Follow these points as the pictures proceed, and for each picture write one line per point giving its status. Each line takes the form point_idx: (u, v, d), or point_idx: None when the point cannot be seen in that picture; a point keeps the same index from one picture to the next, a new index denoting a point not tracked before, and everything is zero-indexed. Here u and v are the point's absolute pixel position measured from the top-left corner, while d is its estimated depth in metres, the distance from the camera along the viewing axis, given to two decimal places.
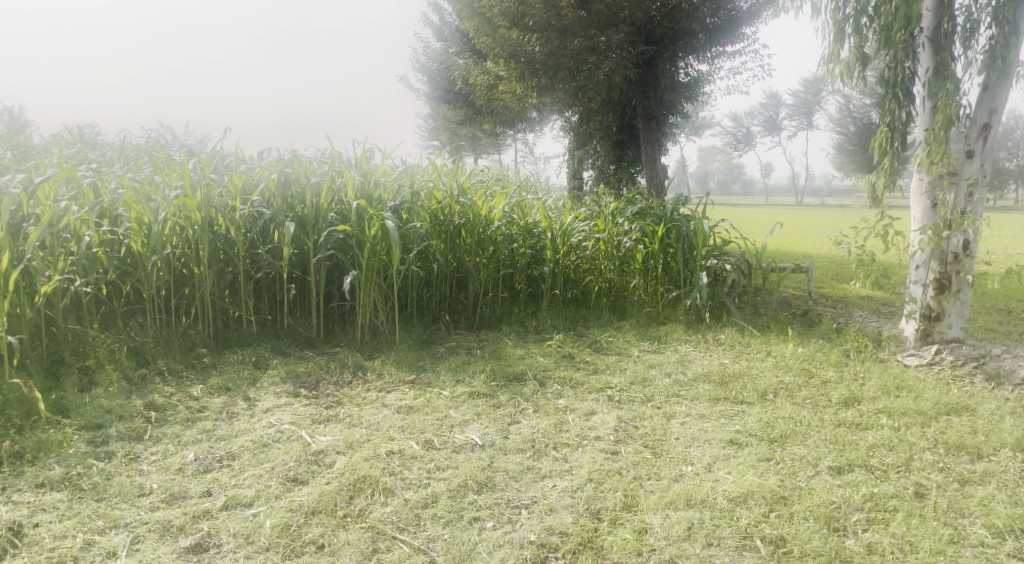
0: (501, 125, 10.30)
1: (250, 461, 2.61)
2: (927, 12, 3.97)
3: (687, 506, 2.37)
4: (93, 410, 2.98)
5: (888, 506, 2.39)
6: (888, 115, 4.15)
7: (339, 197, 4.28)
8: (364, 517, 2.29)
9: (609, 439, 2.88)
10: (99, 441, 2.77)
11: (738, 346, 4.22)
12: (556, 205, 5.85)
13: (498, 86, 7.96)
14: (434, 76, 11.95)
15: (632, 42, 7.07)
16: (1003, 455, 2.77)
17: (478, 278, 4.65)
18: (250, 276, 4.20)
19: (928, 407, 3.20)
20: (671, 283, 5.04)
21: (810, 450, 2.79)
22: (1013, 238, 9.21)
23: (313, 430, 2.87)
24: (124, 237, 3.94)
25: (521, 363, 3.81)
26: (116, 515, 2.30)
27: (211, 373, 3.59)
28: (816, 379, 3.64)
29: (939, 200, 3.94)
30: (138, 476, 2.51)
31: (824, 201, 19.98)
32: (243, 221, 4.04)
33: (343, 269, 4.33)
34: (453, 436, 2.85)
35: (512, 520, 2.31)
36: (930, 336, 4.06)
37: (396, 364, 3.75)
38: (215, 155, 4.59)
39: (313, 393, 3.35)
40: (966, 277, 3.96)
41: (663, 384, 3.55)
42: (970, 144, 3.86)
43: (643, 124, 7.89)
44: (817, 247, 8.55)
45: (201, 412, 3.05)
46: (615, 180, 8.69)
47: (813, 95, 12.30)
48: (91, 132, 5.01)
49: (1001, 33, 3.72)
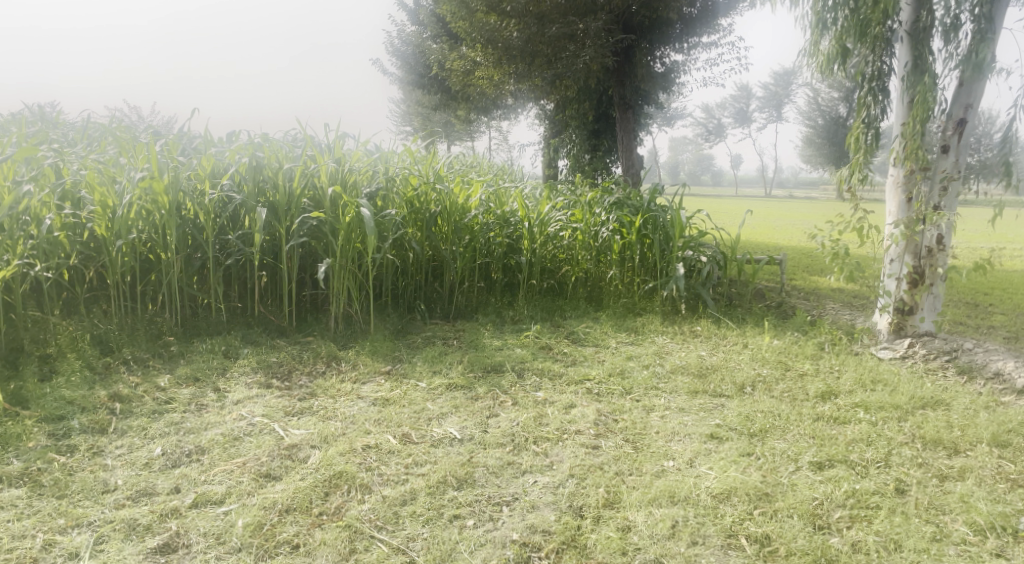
0: (476, 111, 10.19)
1: (221, 455, 2.52)
2: (907, 6, 3.93)
3: (671, 503, 2.34)
4: (54, 401, 2.86)
5: (870, 503, 2.38)
6: (864, 110, 4.14)
7: (312, 182, 4.17)
8: (341, 515, 2.22)
9: (590, 433, 2.83)
10: (60, 434, 2.65)
11: (715, 338, 4.21)
12: (532, 195, 5.76)
13: (475, 72, 7.84)
14: (408, 60, 11.74)
15: (610, 29, 7.01)
16: (980, 450, 2.78)
17: (455, 266, 4.57)
18: (219, 263, 4.08)
19: (904, 401, 3.21)
20: (647, 273, 4.98)
21: (791, 445, 2.78)
22: (976, 233, 9.45)
23: (286, 423, 2.79)
24: (87, 220, 3.79)
25: (499, 354, 3.74)
26: (79, 514, 2.19)
27: (179, 362, 3.47)
28: (793, 372, 3.63)
29: (914, 195, 3.95)
30: (102, 472, 2.41)
31: (793, 193, 20.19)
32: (212, 206, 3.92)
33: (315, 256, 4.25)
34: (432, 430, 2.79)
35: (494, 517, 2.25)
36: (903, 329, 4.07)
37: (370, 354, 3.66)
38: (182, 137, 4.45)
39: (285, 384, 3.26)
40: (938, 271, 3.97)
41: (642, 376, 3.52)
42: (945, 139, 3.85)
43: (619, 113, 7.84)
44: (788, 239, 8.62)
45: (169, 404, 2.95)
46: (590, 169, 8.65)
47: (783, 88, 12.38)
48: (53, 110, 4.83)
49: (979, 28, 3.73)
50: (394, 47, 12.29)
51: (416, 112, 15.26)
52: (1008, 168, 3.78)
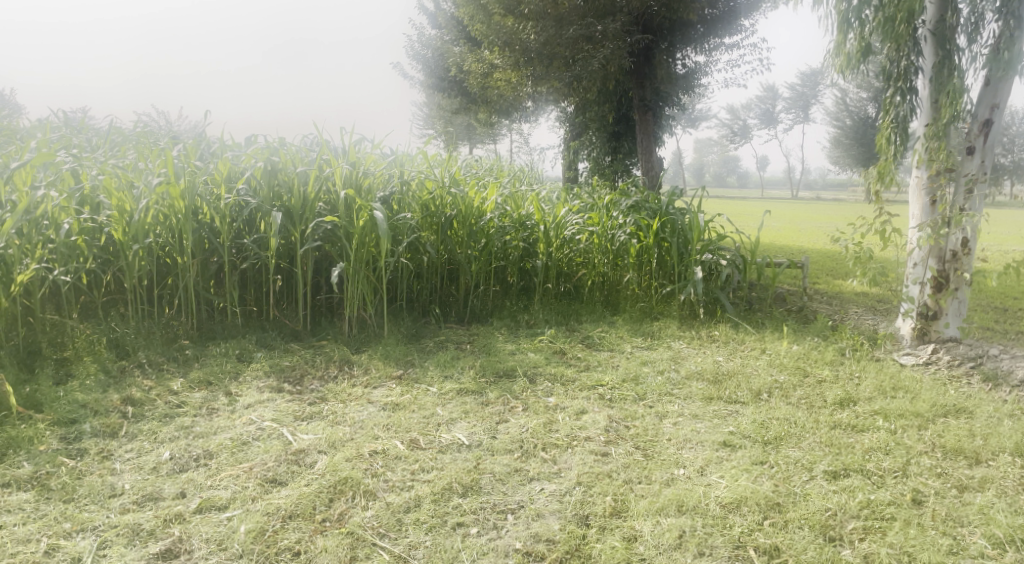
0: (496, 115, 10.20)
1: (228, 460, 2.53)
2: (931, 5, 3.86)
3: (678, 513, 2.30)
4: (68, 404, 2.90)
5: (885, 514, 2.32)
6: (891, 110, 4.03)
7: (327, 186, 4.18)
8: (344, 522, 2.22)
9: (600, 440, 2.80)
10: (72, 437, 2.68)
11: (732, 344, 4.14)
12: (549, 197, 5.70)
13: (493, 75, 7.85)
14: (428, 64, 11.76)
15: (628, 31, 6.89)
16: (1002, 460, 2.70)
17: (470, 270, 4.56)
18: (235, 266, 4.11)
19: (925, 409, 3.13)
20: (664, 277, 4.91)
21: (805, 453, 2.72)
22: (1008, 235, 9.22)
23: (295, 428, 2.79)
24: (105, 225, 3.84)
25: (512, 359, 3.72)
26: (84, 518, 2.22)
27: (192, 366, 3.50)
28: (811, 378, 3.56)
29: (938, 198, 3.86)
30: (110, 476, 2.43)
31: (820, 195, 19.86)
32: (227, 210, 3.94)
33: (331, 260, 4.26)
34: (440, 435, 2.77)
35: (498, 525, 2.24)
36: (926, 334, 3.97)
37: (383, 359, 3.66)
38: (201, 142, 4.49)
39: (297, 388, 3.27)
40: (964, 275, 3.87)
41: (655, 382, 3.47)
42: (970, 140, 3.76)
43: (638, 115, 7.78)
44: (812, 242, 8.48)
45: (181, 408, 2.97)
46: (610, 172, 8.61)
47: (810, 88, 12.19)
48: (77, 116, 4.91)
49: (1005, 26, 3.63)
50: (414, 51, 12.36)
51: (437, 115, 15.30)
52: None
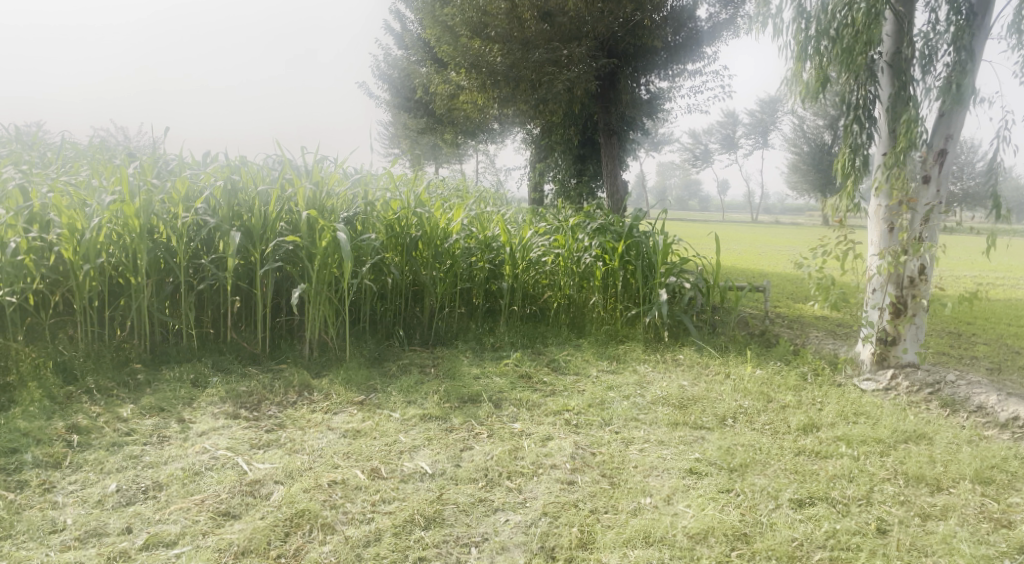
0: (462, 135, 10.18)
1: (179, 492, 2.42)
2: (887, 37, 3.95)
3: (645, 545, 2.28)
4: (8, 433, 2.76)
5: (850, 545, 2.33)
6: (850, 136, 4.06)
7: (289, 206, 4.09)
8: (300, 558, 2.15)
9: (566, 467, 2.75)
10: (11, 468, 2.56)
11: (698, 367, 4.14)
12: (516, 218, 5.67)
13: (460, 96, 7.71)
14: (395, 84, 11.73)
15: (593, 56, 7.05)
16: (963, 487, 2.72)
17: (434, 291, 4.48)
18: (192, 287, 3.99)
19: (886, 435, 3.15)
20: (630, 301, 4.90)
21: (771, 480, 2.70)
22: (959, 261, 9.50)
23: (250, 457, 2.69)
24: (54, 243, 3.69)
25: (477, 384, 3.65)
26: (22, 556, 2.11)
27: (144, 392, 3.36)
28: (775, 403, 3.56)
29: (897, 225, 3.91)
30: (52, 510, 2.32)
31: (778, 217, 20.23)
32: (185, 229, 3.82)
33: (292, 281, 4.15)
34: (402, 464, 2.70)
35: (461, 560, 2.18)
36: (885, 359, 4.00)
37: (344, 383, 3.56)
38: (158, 159, 4.36)
39: (253, 415, 3.16)
40: (921, 301, 3.92)
41: (621, 407, 3.43)
42: (926, 169, 3.82)
43: (603, 139, 7.84)
44: (773, 266, 8.59)
45: (130, 436, 2.84)
46: (575, 194, 8.64)
47: (769, 115, 12.43)
48: (29, 132, 4.75)
49: (958, 59, 3.72)
50: (381, 71, 12.34)
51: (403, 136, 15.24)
52: (995, 200, 3.71)
